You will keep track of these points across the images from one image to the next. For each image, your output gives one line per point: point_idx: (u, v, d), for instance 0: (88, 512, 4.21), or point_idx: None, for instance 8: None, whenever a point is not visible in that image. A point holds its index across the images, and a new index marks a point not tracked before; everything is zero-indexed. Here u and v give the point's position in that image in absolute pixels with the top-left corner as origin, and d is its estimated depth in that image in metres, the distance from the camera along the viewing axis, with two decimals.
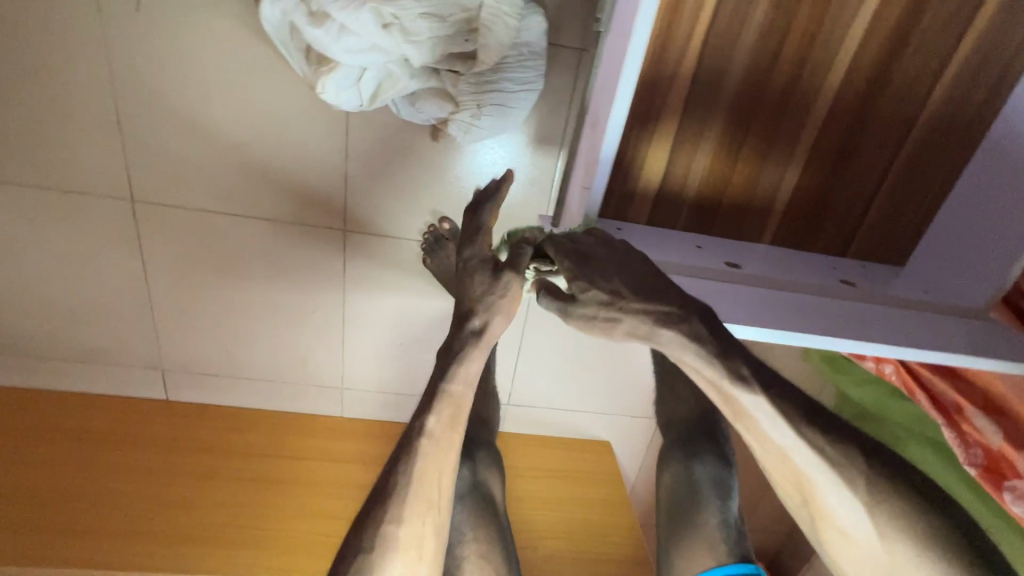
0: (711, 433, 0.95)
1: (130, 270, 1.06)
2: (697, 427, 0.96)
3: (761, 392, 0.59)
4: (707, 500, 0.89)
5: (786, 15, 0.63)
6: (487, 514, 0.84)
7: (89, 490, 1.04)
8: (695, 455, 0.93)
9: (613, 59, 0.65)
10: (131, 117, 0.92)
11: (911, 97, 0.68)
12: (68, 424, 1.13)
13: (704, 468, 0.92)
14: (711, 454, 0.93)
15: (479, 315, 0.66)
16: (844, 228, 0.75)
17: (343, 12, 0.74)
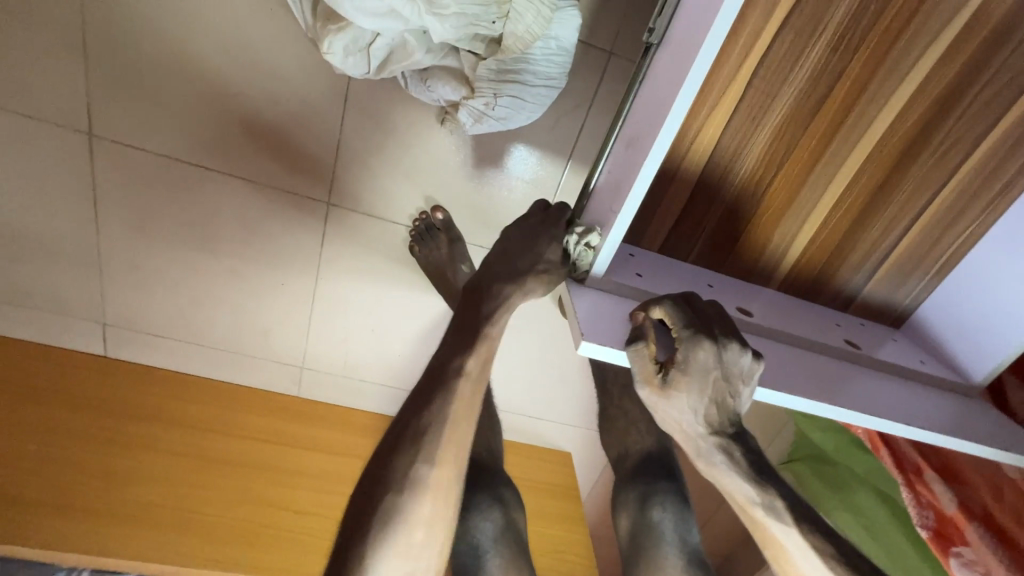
0: (669, 469, 0.78)
1: (80, 211, 0.95)
2: (651, 459, 0.79)
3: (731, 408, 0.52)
4: (669, 546, 0.72)
5: (841, 60, 0.58)
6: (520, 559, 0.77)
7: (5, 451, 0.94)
8: (654, 496, 0.75)
9: (662, 77, 0.60)
10: (98, 41, 0.81)
11: (945, 163, 0.64)
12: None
13: (665, 513, 0.74)
14: (670, 496, 0.75)
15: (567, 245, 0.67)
16: (851, 283, 0.73)
17: None
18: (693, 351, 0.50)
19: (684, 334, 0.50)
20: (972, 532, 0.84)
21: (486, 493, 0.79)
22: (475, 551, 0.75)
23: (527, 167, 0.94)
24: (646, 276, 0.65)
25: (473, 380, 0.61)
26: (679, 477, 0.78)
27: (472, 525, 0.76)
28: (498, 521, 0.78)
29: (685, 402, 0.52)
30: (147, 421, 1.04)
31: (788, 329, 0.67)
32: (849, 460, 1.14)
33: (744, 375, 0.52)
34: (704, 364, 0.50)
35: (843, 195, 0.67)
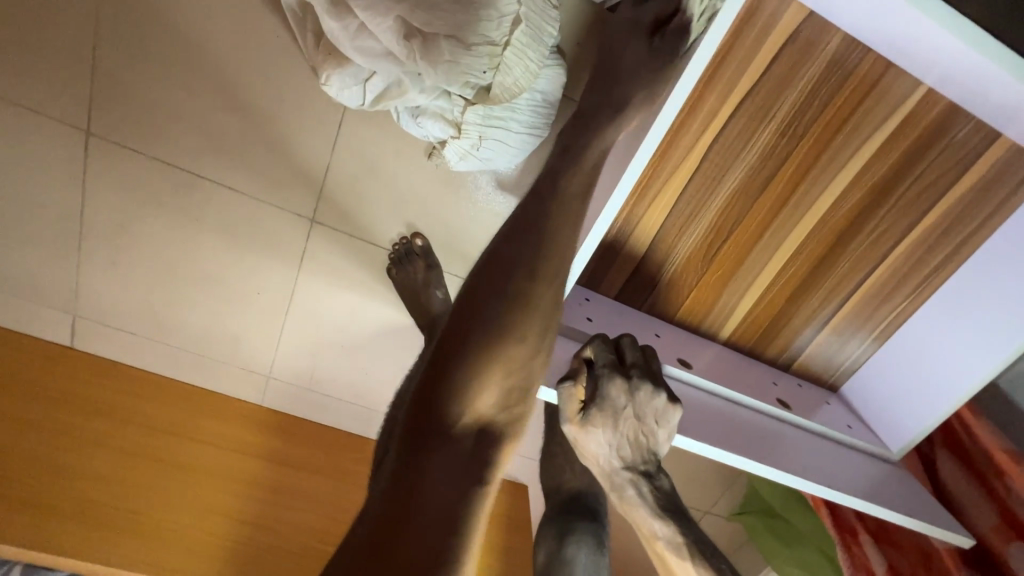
0: (593, 511, 0.80)
1: (65, 202, 0.97)
2: (582, 493, 0.81)
3: (640, 444, 0.56)
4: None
5: (788, 142, 0.64)
6: None
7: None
8: (572, 533, 0.77)
9: (623, 140, 0.65)
10: (109, 49, 0.85)
11: (877, 246, 0.71)
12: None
13: (580, 553, 0.75)
14: (588, 536, 0.76)
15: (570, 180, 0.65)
16: (790, 344, 0.79)
17: (366, 16, 0.72)
18: (606, 388, 0.54)
19: (602, 371, 0.55)
20: None
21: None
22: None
23: (503, 204, 0.99)
24: (595, 321, 0.69)
25: None
26: (603, 520, 0.80)
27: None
28: None
29: (601, 437, 0.55)
30: (106, 416, 1.04)
31: (724, 383, 0.72)
32: (791, 515, 1.17)
33: (658, 416, 0.55)
34: (617, 402, 0.54)
35: (787, 264, 0.72)
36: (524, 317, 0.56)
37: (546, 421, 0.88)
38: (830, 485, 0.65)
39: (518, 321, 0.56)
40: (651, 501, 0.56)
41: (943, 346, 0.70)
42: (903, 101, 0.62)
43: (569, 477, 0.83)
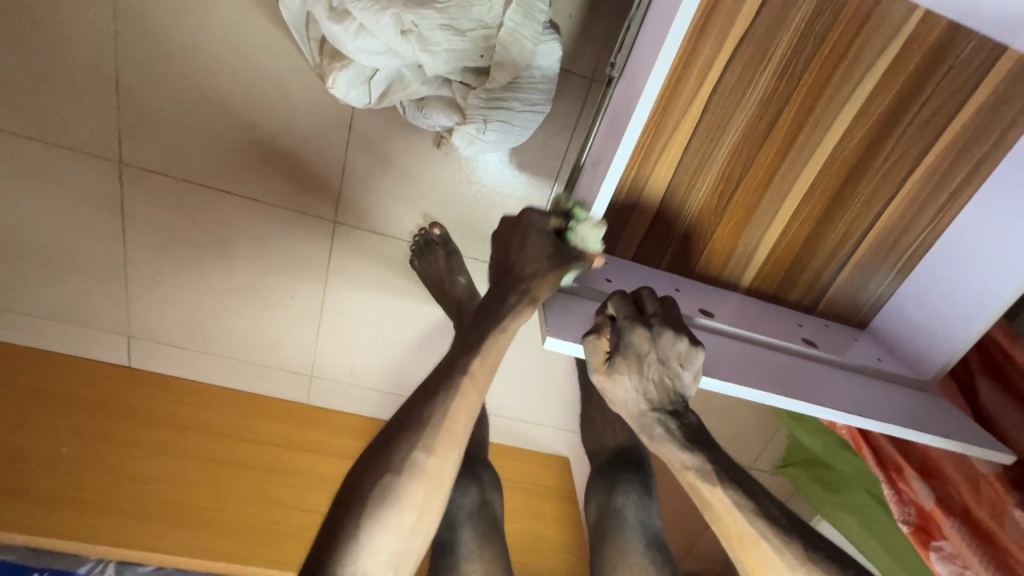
0: (636, 461, 0.82)
1: (108, 231, 1.04)
2: (623, 451, 0.83)
3: (667, 385, 0.59)
4: (630, 532, 0.76)
5: (789, 85, 0.65)
6: (494, 534, 0.77)
7: (29, 452, 1.01)
8: (619, 484, 0.80)
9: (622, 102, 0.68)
10: (131, 82, 0.91)
11: (890, 177, 0.71)
12: (12, 379, 1.09)
13: (630, 500, 0.78)
14: (635, 486, 0.79)
15: (533, 279, 0.66)
16: (814, 285, 0.79)
17: (364, 13, 0.74)
18: (629, 336, 0.57)
19: (624, 322, 0.58)
20: (950, 528, 0.88)
21: (462, 472, 0.79)
22: (450, 524, 0.75)
23: (515, 181, 1.01)
24: (614, 282, 0.71)
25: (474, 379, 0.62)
26: (647, 470, 0.82)
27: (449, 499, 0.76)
28: (475, 498, 0.78)
29: (627, 383, 0.59)
30: (165, 425, 1.11)
31: (747, 330, 0.73)
32: (837, 461, 1.18)
33: (682, 359, 0.58)
34: (640, 347, 0.57)
35: (801, 205, 0.73)
36: (441, 456, 0.60)
37: (580, 387, 0.90)
38: (862, 414, 0.67)
39: (433, 459, 0.59)
40: (682, 437, 0.59)
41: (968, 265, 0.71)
42: (898, 29, 0.62)
43: (606, 436, 0.85)
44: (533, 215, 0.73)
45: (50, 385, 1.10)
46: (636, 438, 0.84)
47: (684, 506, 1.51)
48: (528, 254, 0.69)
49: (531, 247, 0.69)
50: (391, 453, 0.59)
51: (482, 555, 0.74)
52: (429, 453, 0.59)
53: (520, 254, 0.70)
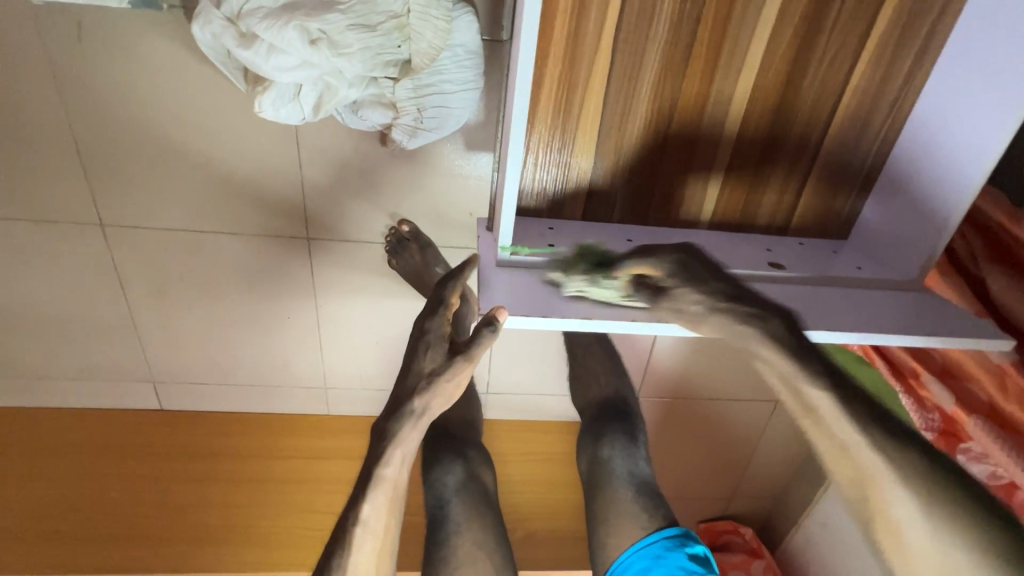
0: (621, 413, 0.90)
1: (108, 289, 1.10)
2: (609, 405, 0.92)
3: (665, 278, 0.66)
4: (618, 479, 0.83)
5: (696, 5, 0.61)
6: (482, 505, 0.81)
7: (86, 498, 1.12)
8: (605, 434, 0.88)
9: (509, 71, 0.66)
10: (90, 146, 0.96)
11: (833, 76, 0.67)
12: (61, 437, 1.19)
13: (617, 452, 0.86)
14: (620, 435, 0.87)
15: (418, 399, 0.65)
16: (781, 204, 0.75)
17: (270, 32, 0.75)
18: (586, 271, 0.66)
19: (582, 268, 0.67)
20: (974, 427, 0.84)
21: (448, 451, 0.85)
22: (438, 500, 0.81)
23: (470, 162, 1.00)
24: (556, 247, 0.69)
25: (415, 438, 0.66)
26: (633, 420, 0.90)
27: (434, 478, 0.82)
28: (459, 474, 0.83)
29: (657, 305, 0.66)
30: (198, 456, 1.20)
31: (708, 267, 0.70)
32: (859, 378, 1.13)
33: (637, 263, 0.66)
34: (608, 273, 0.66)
35: (744, 126, 0.69)
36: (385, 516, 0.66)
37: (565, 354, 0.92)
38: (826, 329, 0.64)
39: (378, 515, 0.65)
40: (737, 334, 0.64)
41: (936, 147, 0.68)
42: None
43: (591, 394, 0.94)
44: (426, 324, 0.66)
45: (93, 438, 1.20)
46: (620, 391, 0.92)
47: (718, 448, 1.51)
48: (414, 372, 0.66)
49: (420, 362, 0.66)
50: (347, 519, 0.65)
51: (471, 525, 0.78)
52: (371, 518, 0.65)
53: (408, 368, 0.67)
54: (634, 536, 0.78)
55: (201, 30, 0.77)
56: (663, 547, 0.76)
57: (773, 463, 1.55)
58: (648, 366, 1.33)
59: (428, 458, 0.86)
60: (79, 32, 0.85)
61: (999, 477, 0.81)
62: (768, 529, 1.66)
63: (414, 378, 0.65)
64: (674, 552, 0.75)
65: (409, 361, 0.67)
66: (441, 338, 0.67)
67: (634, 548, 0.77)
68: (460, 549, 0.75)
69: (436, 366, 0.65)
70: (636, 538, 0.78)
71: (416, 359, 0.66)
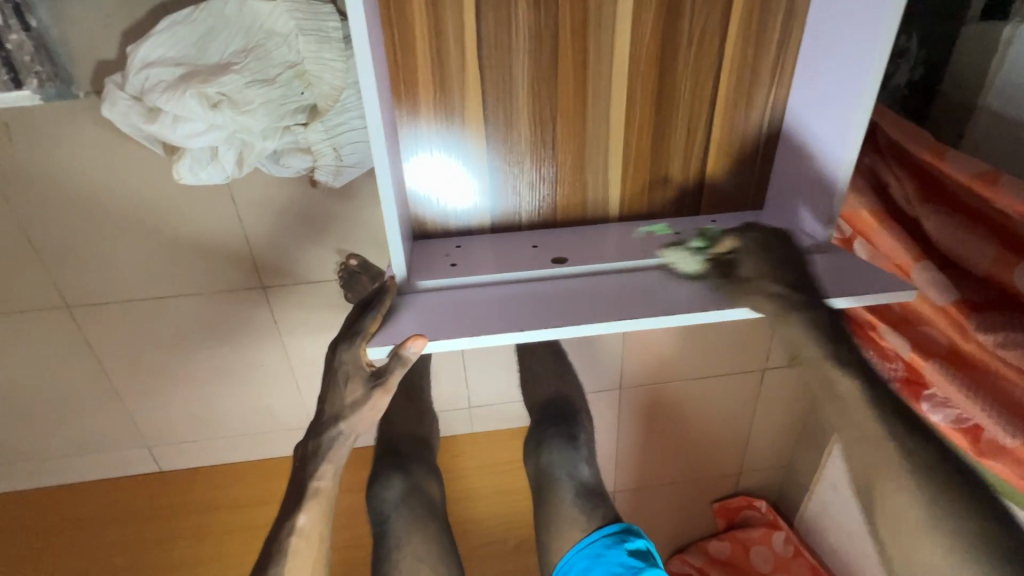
0: (564, 417, 0.93)
1: (86, 365, 1.15)
2: (553, 406, 0.95)
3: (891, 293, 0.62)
4: (560, 483, 0.87)
5: (550, 12, 0.62)
6: (427, 517, 0.84)
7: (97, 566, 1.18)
8: (545, 441, 0.91)
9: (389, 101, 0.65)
10: (42, 235, 1.01)
11: (704, 54, 0.67)
12: (69, 511, 1.26)
13: (557, 455, 0.89)
14: (559, 439, 0.90)
15: (347, 423, 0.62)
16: (687, 186, 0.76)
17: (171, 104, 0.78)
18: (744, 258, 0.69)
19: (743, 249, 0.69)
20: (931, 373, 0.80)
21: (389, 466, 0.86)
22: (380, 515, 0.83)
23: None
24: (459, 264, 0.68)
25: (346, 442, 0.64)
26: (574, 422, 0.93)
27: (373, 494, 0.84)
28: (400, 487, 0.84)
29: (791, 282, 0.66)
30: (199, 509, 1.26)
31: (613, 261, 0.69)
32: None
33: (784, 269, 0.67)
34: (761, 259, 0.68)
35: (629, 116, 0.70)
36: (316, 522, 0.65)
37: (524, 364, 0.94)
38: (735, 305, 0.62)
39: (310, 521, 0.64)
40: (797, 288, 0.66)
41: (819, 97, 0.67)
42: None
43: (537, 397, 0.98)
44: (342, 347, 0.60)
45: (99, 509, 1.25)
46: (564, 395, 0.96)
47: (714, 425, 1.49)
48: (338, 393, 0.62)
49: (338, 386, 0.61)
50: (281, 527, 0.65)
51: (411, 540, 0.81)
52: (305, 525, 0.64)
53: (331, 386, 0.62)
54: (575, 538, 0.82)
55: (111, 112, 0.81)
56: (602, 545, 0.79)
57: (774, 432, 1.53)
58: (624, 356, 1.33)
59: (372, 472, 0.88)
60: (8, 131, 0.90)
61: (965, 420, 0.79)
62: (783, 499, 1.62)
63: (336, 398, 0.62)
64: (613, 549, 0.79)
65: (329, 373, 0.62)
66: (358, 367, 0.60)
67: (575, 548, 0.81)
68: (400, 563, 0.79)
69: (357, 392, 0.60)
70: (577, 540, 0.82)
71: (334, 380, 0.61)
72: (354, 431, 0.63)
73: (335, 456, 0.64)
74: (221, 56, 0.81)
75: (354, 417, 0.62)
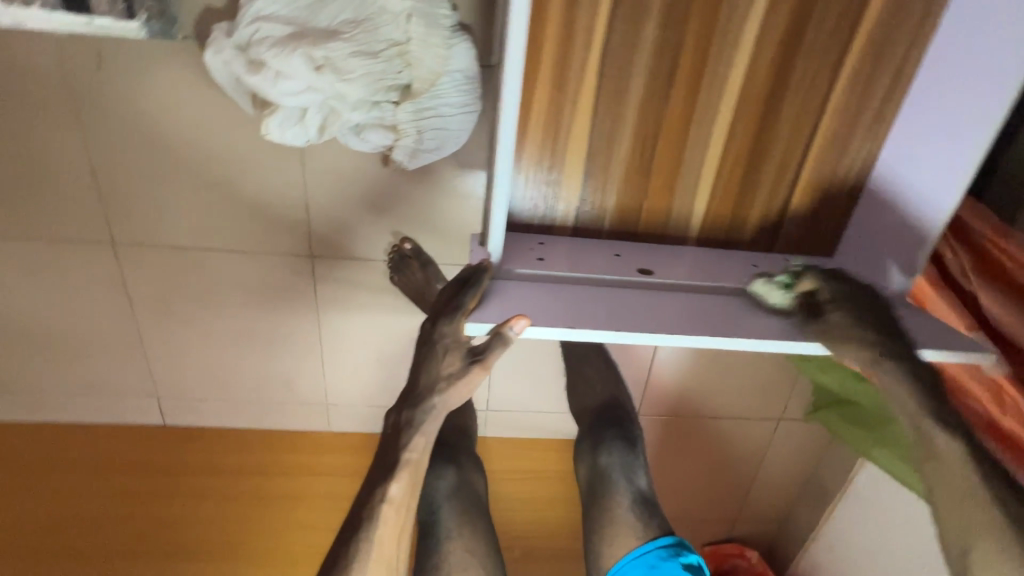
0: (618, 422, 0.94)
1: (117, 306, 1.14)
2: (606, 411, 0.96)
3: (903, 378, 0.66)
4: (617, 486, 0.87)
5: (676, 32, 0.64)
6: (475, 512, 0.83)
7: (114, 513, 1.15)
8: (602, 444, 0.91)
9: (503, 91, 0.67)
10: (106, 169, 1.00)
11: (810, 100, 0.70)
12: (80, 452, 1.22)
13: (614, 459, 0.89)
14: (617, 444, 0.90)
15: (441, 394, 0.64)
16: (768, 222, 0.77)
17: (277, 59, 0.79)
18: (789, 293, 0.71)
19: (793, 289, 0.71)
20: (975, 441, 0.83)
21: (440, 457, 0.86)
22: (430, 507, 0.82)
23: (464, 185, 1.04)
24: (546, 260, 0.70)
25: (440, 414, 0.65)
26: (630, 428, 0.93)
27: (426, 483, 0.83)
28: (451, 480, 0.84)
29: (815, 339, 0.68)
30: (227, 472, 1.23)
31: (697, 281, 0.71)
32: (855, 394, 1.14)
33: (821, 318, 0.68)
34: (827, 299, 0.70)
35: (728, 146, 0.71)
36: (405, 493, 0.66)
37: None
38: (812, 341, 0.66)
39: (399, 493, 0.65)
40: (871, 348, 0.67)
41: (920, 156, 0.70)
42: None
43: (588, 402, 0.98)
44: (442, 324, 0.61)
45: (109, 454, 1.22)
46: (617, 397, 0.97)
47: (721, 468, 1.49)
48: (435, 367, 0.63)
49: (435, 359, 0.63)
50: (370, 498, 0.66)
51: (462, 533, 0.79)
52: (396, 495, 0.65)
53: (427, 359, 0.64)
54: (630, 545, 0.81)
55: (213, 57, 0.83)
56: (658, 556, 0.78)
57: (776, 484, 1.53)
58: (647, 383, 1.34)
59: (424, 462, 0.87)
60: (99, 61, 0.91)
61: None
62: (775, 552, 1.61)
63: (431, 372, 0.64)
64: (668, 561, 0.78)
65: (426, 349, 0.64)
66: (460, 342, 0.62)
67: (629, 556, 0.80)
68: (452, 557, 0.76)
69: (455, 365, 0.63)
70: (632, 549, 0.80)
71: (431, 354, 0.63)
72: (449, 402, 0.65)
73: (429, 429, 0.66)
74: (331, 22, 0.83)
75: (455, 390, 0.64)
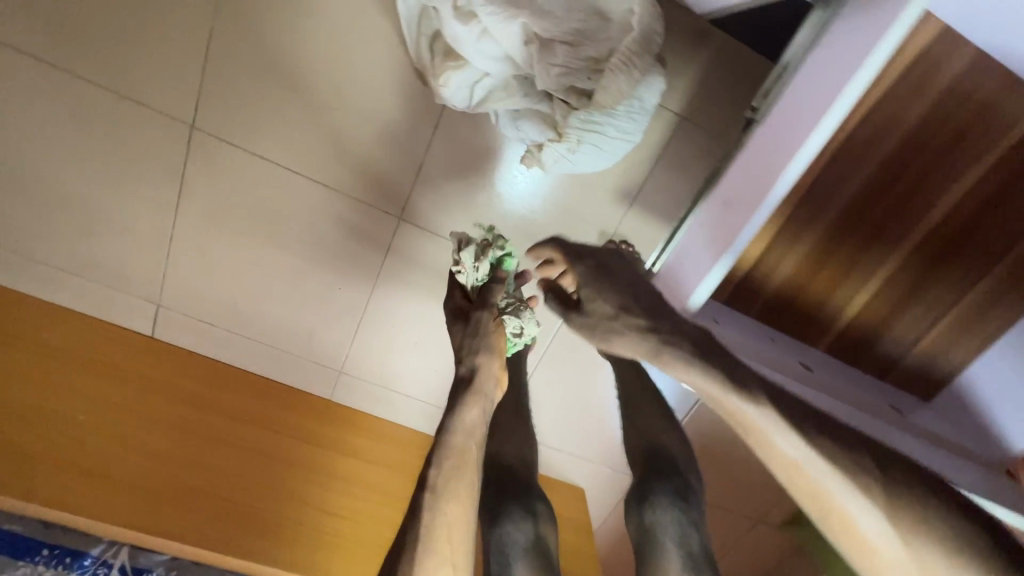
0: (667, 470, 0.85)
1: (163, 195, 0.99)
2: (653, 458, 0.87)
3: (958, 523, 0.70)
4: (668, 543, 0.77)
5: (905, 160, 0.71)
6: (538, 561, 0.74)
7: (86, 422, 0.98)
8: (648, 497, 0.81)
9: (766, 142, 0.70)
10: (222, 46, 0.88)
11: (981, 255, 0.76)
12: (56, 341, 1.05)
13: (663, 516, 0.78)
14: (668, 494, 0.81)
15: (465, 362, 0.80)
16: (895, 349, 0.84)
17: (492, 18, 0.76)
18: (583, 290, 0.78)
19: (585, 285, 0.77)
20: None
21: (516, 505, 0.79)
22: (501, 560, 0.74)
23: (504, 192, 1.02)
24: (723, 323, 0.79)
25: (473, 387, 0.77)
26: (681, 479, 0.84)
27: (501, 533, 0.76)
28: (529, 533, 0.77)
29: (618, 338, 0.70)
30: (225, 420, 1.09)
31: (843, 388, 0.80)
32: None
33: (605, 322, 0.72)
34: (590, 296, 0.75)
35: (896, 273, 0.79)
36: (455, 487, 0.70)
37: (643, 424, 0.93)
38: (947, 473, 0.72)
39: (449, 483, 0.70)
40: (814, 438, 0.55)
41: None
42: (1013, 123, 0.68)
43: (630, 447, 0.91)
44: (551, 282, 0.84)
45: (88, 352, 1.06)
46: (659, 446, 0.89)
47: None
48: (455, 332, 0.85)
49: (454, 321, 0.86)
50: (422, 498, 0.70)
51: None
52: (437, 482, 0.70)
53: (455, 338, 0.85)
54: None
55: None
56: None
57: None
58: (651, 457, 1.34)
59: (492, 510, 0.80)
60: None
61: None
62: None
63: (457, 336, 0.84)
64: None
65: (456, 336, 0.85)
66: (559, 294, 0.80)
67: None
68: None
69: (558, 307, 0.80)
70: None
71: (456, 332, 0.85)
72: (479, 375, 0.78)
73: (471, 404, 0.75)
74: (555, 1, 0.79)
75: (475, 355, 0.80)
